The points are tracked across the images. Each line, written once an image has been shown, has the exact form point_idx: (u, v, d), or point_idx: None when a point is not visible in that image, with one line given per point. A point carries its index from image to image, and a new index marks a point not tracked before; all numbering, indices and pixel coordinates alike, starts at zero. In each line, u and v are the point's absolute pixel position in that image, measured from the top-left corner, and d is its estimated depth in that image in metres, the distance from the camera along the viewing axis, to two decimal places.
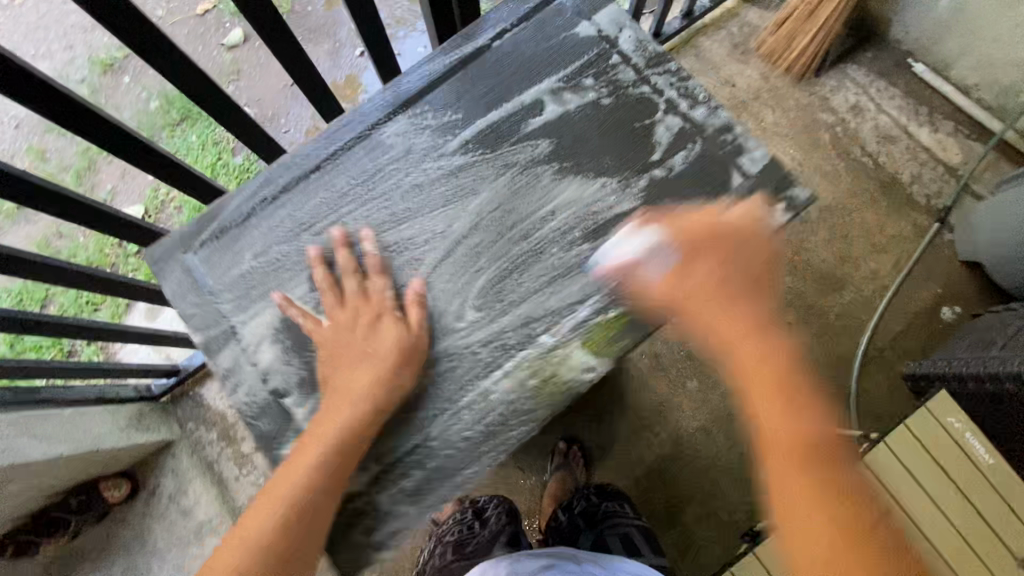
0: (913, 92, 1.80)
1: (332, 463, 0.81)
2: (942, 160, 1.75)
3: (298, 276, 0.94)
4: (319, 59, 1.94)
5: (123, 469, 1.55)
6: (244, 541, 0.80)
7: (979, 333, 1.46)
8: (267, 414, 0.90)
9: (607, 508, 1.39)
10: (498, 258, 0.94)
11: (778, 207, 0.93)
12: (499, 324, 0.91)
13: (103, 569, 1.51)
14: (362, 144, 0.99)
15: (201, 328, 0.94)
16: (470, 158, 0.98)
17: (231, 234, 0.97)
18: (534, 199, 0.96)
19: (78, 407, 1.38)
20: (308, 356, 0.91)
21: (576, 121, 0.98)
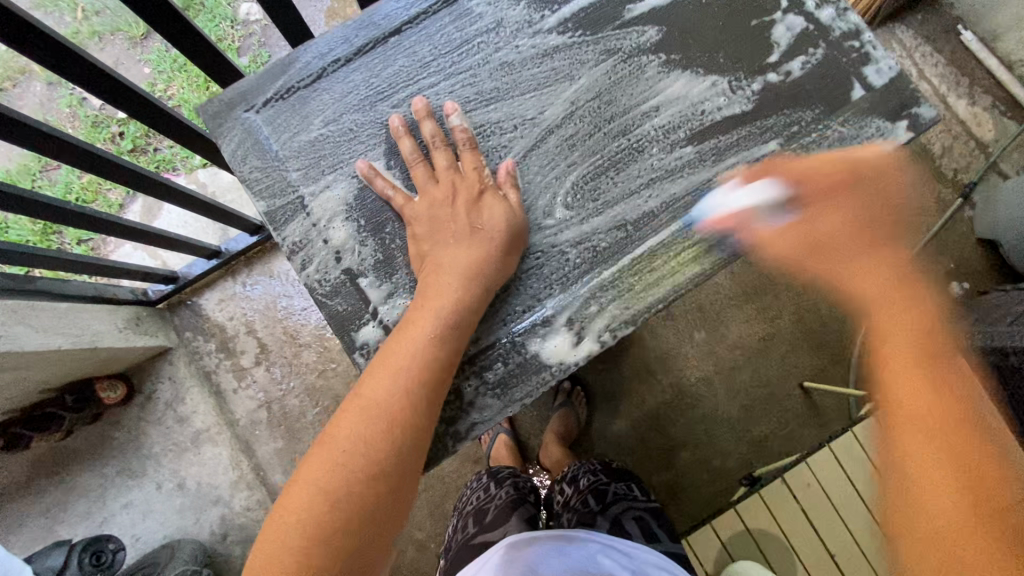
0: (957, 61, 1.75)
1: (449, 335, 0.81)
2: (974, 135, 1.72)
3: (373, 150, 0.95)
4: None
5: (119, 370, 1.51)
6: (370, 410, 0.77)
7: (986, 309, 1.48)
8: (342, 294, 0.92)
9: (616, 490, 1.21)
10: (593, 153, 0.95)
11: (897, 123, 0.93)
12: (590, 224, 0.93)
13: (97, 469, 1.50)
14: (448, 9, 0.97)
15: (267, 197, 0.95)
16: (568, 38, 0.96)
17: (298, 95, 0.97)
18: (637, 91, 0.95)
19: (74, 302, 1.31)
20: (385, 236, 0.93)
21: (687, 10, 0.96)
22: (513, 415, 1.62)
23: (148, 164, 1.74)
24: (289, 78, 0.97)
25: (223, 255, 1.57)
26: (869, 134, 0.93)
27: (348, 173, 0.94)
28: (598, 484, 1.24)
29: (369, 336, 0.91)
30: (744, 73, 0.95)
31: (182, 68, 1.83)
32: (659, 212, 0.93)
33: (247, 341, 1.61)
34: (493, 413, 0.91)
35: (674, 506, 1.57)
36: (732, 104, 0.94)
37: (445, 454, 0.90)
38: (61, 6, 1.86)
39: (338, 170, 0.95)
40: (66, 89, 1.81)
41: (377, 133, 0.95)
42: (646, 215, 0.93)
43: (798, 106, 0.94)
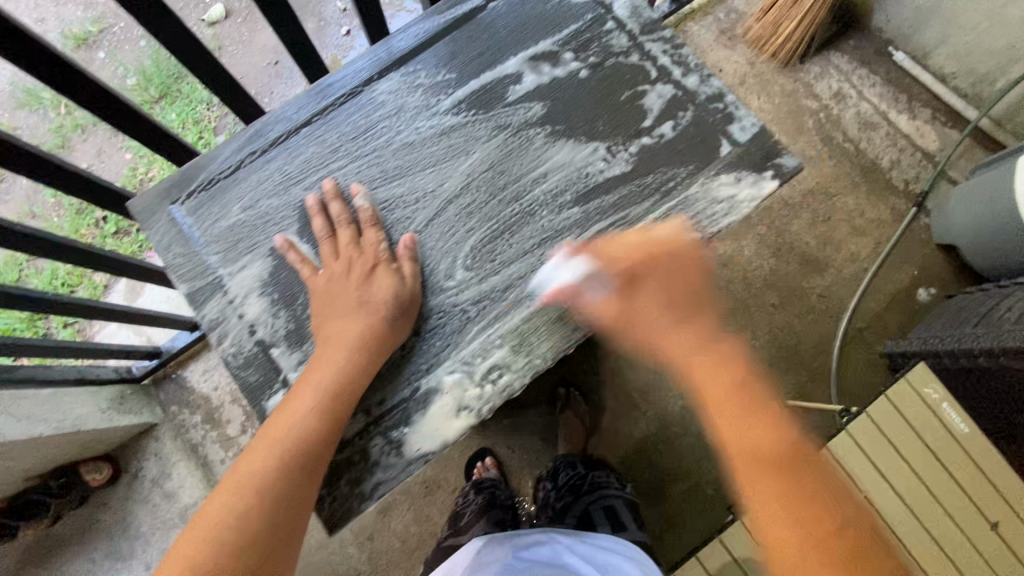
0: (894, 80, 1.84)
1: (326, 408, 0.85)
2: (920, 147, 1.79)
3: (288, 227, 1.00)
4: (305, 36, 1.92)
5: (103, 451, 1.51)
6: (259, 472, 0.82)
7: (953, 313, 1.50)
8: (253, 367, 0.95)
9: (595, 480, 1.42)
10: (487, 220, 0.99)
11: (765, 173, 0.99)
12: (488, 283, 0.97)
13: (85, 554, 1.48)
14: (352, 100, 1.05)
15: (187, 279, 0.99)
16: (462, 118, 1.03)
17: (219, 186, 1.02)
18: (526, 161, 1.01)
19: (57, 386, 1.33)
20: (296, 310, 0.97)
21: (568, 87, 1.04)
22: (499, 460, 1.61)
23: (131, 244, 1.81)
24: (206, 169, 1.03)
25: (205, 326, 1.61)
26: (743, 179, 0.99)
27: (263, 253, 0.99)
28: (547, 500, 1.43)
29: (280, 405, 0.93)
30: (626, 135, 1.01)
31: None
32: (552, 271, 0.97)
33: (233, 410, 1.63)
34: (397, 472, 0.92)
35: (669, 540, 1.55)
36: (617, 163, 1.01)
37: (351, 518, 0.91)
38: (45, 103, 1.97)
39: (255, 249, 0.99)
40: None
41: (289, 216, 1.00)
42: (538, 274, 0.97)
43: (673, 164, 1.00)
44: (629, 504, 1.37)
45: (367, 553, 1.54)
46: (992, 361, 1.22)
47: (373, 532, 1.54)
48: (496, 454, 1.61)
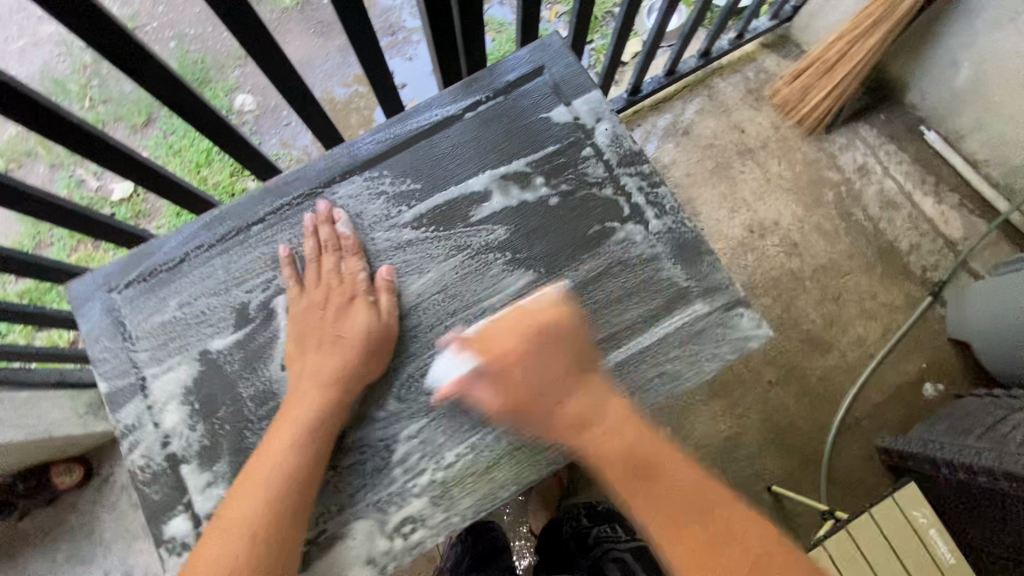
0: (922, 160, 1.78)
1: (262, 526, 0.83)
2: (943, 233, 1.72)
3: (218, 333, 1.01)
4: (330, 55, 2.05)
5: (76, 453, 1.51)
6: (237, 522, 0.83)
7: (958, 418, 1.42)
8: (159, 484, 0.96)
9: (597, 533, 1.36)
10: (431, 349, 0.98)
11: (722, 335, 0.99)
12: (421, 417, 0.96)
13: (46, 554, 1.48)
14: (311, 200, 1.06)
15: (111, 376, 1.00)
16: (420, 234, 1.04)
17: (158, 278, 1.04)
18: (479, 289, 1.01)
19: (37, 390, 1.34)
20: (212, 425, 0.97)
21: (533, 215, 1.04)
22: None
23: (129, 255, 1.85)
24: (146, 264, 1.04)
25: None
26: (721, 328, 0.99)
27: (189, 358, 1.00)
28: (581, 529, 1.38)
29: (177, 531, 0.94)
30: (584, 277, 1.01)
31: (177, 153, 1.95)
32: (490, 412, 0.95)
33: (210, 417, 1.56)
34: None
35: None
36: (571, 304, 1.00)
37: None
38: (71, 95, 2.01)
39: (184, 351, 1.01)
40: (67, 172, 1.94)
41: (223, 319, 1.01)
42: (475, 414, 0.95)
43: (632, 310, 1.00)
44: None
45: None
46: (992, 481, 1.15)
47: None
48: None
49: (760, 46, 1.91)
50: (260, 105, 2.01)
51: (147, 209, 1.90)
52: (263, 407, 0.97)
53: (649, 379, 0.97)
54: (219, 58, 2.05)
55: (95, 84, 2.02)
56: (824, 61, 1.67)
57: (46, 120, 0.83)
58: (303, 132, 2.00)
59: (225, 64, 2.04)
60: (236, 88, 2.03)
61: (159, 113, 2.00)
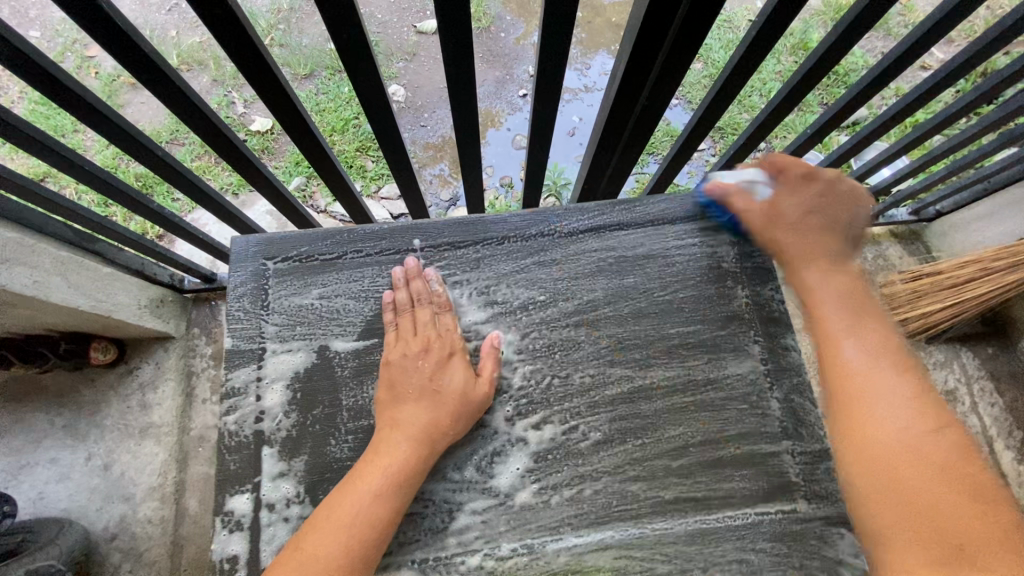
0: (1015, 410, 1.67)
1: (340, 557, 0.86)
2: (1012, 493, 1.60)
3: (344, 338, 1.11)
4: (486, 81, 2.16)
5: (118, 337, 1.58)
6: (314, 559, 0.85)
7: None
8: (239, 456, 1.05)
9: None
10: (531, 439, 1.06)
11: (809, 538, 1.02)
12: (500, 498, 1.04)
13: (48, 415, 1.54)
14: (470, 252, 1.16)
15: (237, 337, 1.11)
16: (554, 327, 1.12)
17: (311, 265, 1.15)
18: (590, 395, 1.09)
19: (116, 269, 1.40)
20: (304, 417, 1.07)
21: (663, 353, 1.11)
22: None
23: (236, 185, 1.99)
24: (301, 248, 1.15)
25: None
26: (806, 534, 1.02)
27: (308, 349, 1.10)
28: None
29: (238, 506, 1.03)
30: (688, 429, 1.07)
31: (320, 111, 2.09)
32: (560, 522, 1.03)
33: None
34: None
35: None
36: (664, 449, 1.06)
37: None
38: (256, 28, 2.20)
39: (307, 340, 1.11)
40: (222, 92, 2.11)
41: (351, 323, 1.12)
42: (548, 515, 1.03)
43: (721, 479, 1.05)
44: None
45: None
46: None
47: None
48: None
49: (889, 233, 1.88)
50: (408, 100, 2.14)
51: (273, 149, 2.04)
52: (354, 422, 1.06)
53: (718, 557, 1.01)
54: (392, 47, 2.20)
55: (281, 28, 2.21)
56: (950, 275, 1.64)
57: (245, 60, 0.90)
58: (434, 138, 2.12)
59: (394, 53, 2.20)
60: (394, 77, 2.17)
61: (321, 72, 2.16)
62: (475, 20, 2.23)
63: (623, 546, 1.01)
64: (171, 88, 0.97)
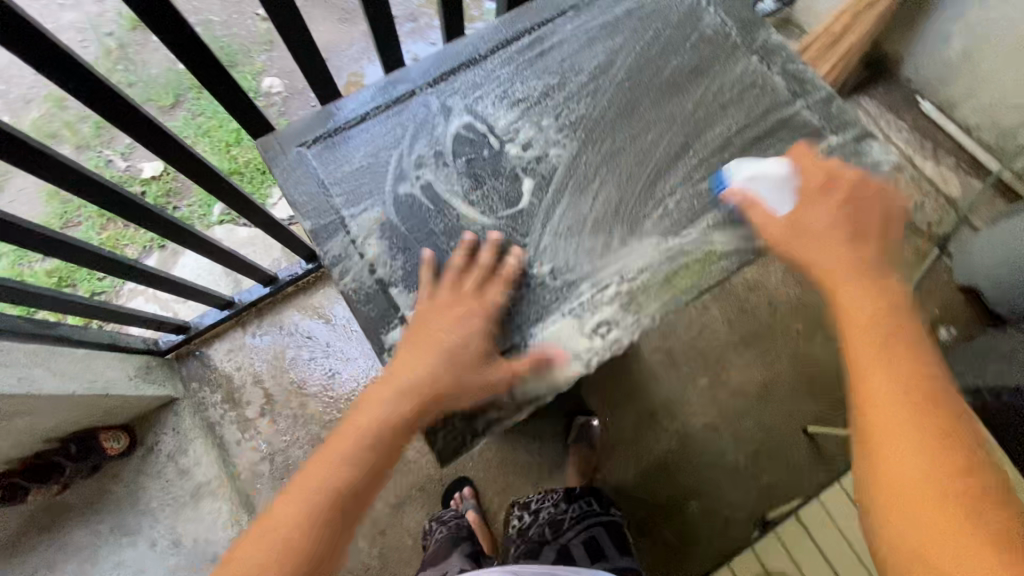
0: (919, 128, 1.91)
1: (368, 449, 0.87)
2: (943, 193, 1.85)
3: (405, 174, 1.01)
4: (355, 40, 2.08)
5: (123, 421, 1.51)
6: (348, 441, 0.88)
7: (973, 353, 1.53)
8: (373, 302, 0.94)
9: (578, 509, 1.45)
10: (602, 193, 1.00)
11: (872, 146, 1.00)
12: (612, 246, 0.97)
13: (88, 526, 1.42)
14: (468, 67, 1.07)
15: (313, 217, 0.97)
16: (581, 91, 1.05)
17: (336, 139, 1.02)
18: (639, 130, 1.03)
19: (90, 350, 1.34)
20: (413, 257, 0.96)
21: (683, 74, 1.06)
22: (517, 463, 1.61)
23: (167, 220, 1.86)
24: (329, 119, 1.03)
25: (234, 306, 1.63)
26: (879, 152, 0.98)
27: (382, 201, 0.99)
28: (556, 516, 1.45)
29: (399, 340, 0.92)
30: (739, 120, 1.03)
31: (206, 133, 1.96)
32: (677, 229, 0.97)
33: (253, 391, 1.65)
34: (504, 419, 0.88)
35: (671, 565, 1.53)
36: (734, 141, 1.01)
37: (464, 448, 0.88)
38: None
39: (376, 195, 0.99)
40: (94, 153, 1.94)
41: (399, 164, 1.01)
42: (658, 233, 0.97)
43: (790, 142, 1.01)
44: (611, 529, 1.40)
45: (378, 547, 1.53)
46: None
47: (385, 527, 1.54)
48: (478, 485, 1.58)
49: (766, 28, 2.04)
50: (288, 87, 2.03)
51: (178, 188, 1.90)
52: (454, 240, 0.97)
53: (836, 183, 0.97)
54: (245, 43, 2.07)
55: (122, 68, 2.03)
56: (828, 36, 1.81)
57: (162, 21, 0.86)
58: None
59: (251, 48, 2.07)
60: (263, 71, 2.05)
61: (187, 95, 2.01)
62: None
63: (753, 218, 0.96)
64: (100, 88, 0.87)
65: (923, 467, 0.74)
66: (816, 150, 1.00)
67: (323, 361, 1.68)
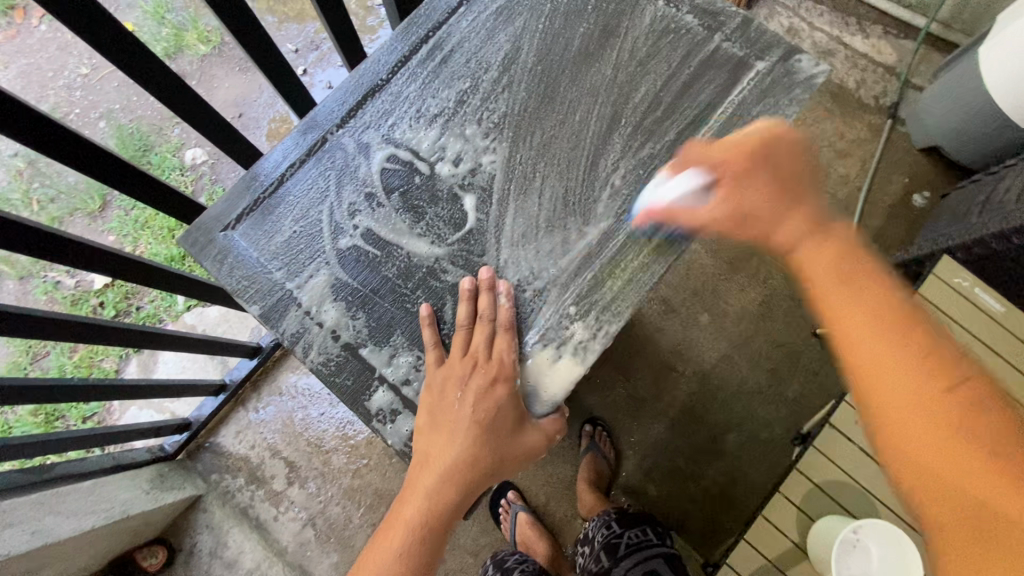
0: (839, 6, 1.89)
1: (424, 534, 0.82)
2: (880, 63, 1.83)
3: (344, 227, 0.96)
4: (263, 85, 2.00)
5: (155, 535, 1.48)
6: (404, 528, 0.83)
7: (952, 210, 1.53)
8: (346, 369, 0.91)
9: (630, 538, 1.24)
10: (545, 188, 0.97)
11: (795, 58, 0.98)
12: (571, 242, 0.94)
13: None
14: (378, 94, 1.02)
15: (258, 300, 0.94)
16: (494, 90, 1.01)
17: (265, 207, 0.97)
18: (563, 113, 1.00)
19: (94, 478, 1.30)
20: (374, 309, 0.93)
21: (592, 42, 1.02)
22: (551, 453, 1.60)
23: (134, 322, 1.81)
24: (247, 196, 0.97)
25: (228, 388, 1.59)
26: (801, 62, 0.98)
27: (326, 260, 0.95)
28: (611, 539, 1.25)
29: (381, 401, 0.90)
30: (660, 73, 1.00)
31: (145, 225, 1.90)
32: (631, 201, 0.95)
33: (275, 464, 1.62)
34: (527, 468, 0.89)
35: (726, 503, 1.53)
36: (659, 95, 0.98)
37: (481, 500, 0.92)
38: (15, 203, 1.92)
39: (319, 259, 0.95)
40: (39, 278, 1.87)
41: (336, 221, 0.97)
42: (605, 212, 0.95)
43: (715, 81, 0.98)
44: (671, 555, 1.22)
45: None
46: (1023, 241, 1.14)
47: (443, 554, 1.53)
48: (521, 486, 1.57)
49: None
50: (211, 153, 1.96)
51: (134, 288, 1.84)
52: (412, 280, 0.94)
53: (761, 112, 0.96)
54: (154, 122, 1.99)
55: (38, 184, 1.94)
56: None
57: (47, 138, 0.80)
58: None
59: (162, 126, 1.98)
60: (181, 145, 1.97)
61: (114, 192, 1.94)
62: (205, 41, 2.03)
63: None
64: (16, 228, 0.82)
65: (903, 389, 0.65)
66: (740, 87, 0.98)
67: (333, 414, 1.65)
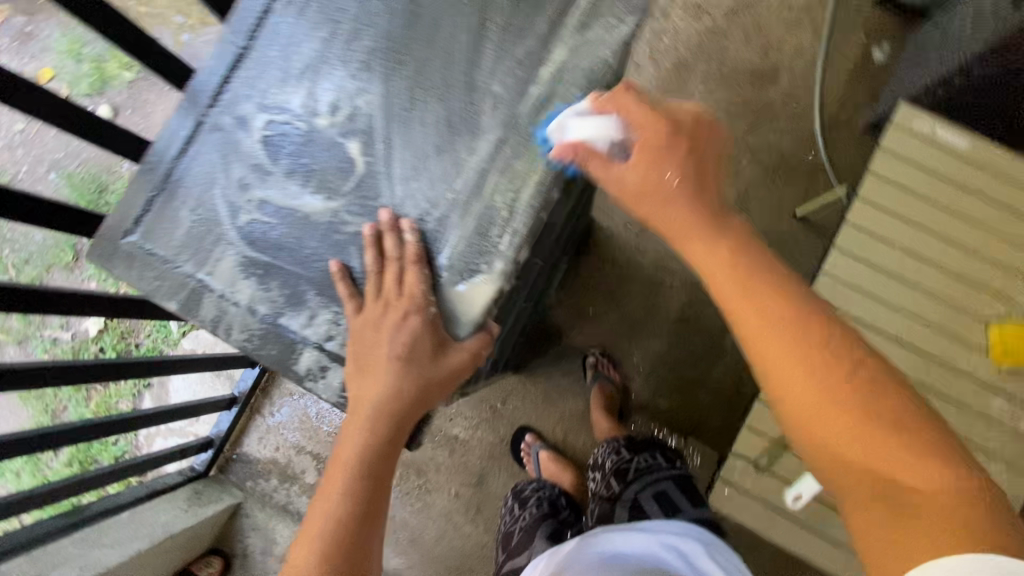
0: None
1: (365, 472, 0.87)
2: None
3: (240, 206, 0.92)
4: None
5: (207, 547, 1.56)
6: (346, 470, 0.87)
7: (911, 57, 1.46)
8: (269, 342, 0.92)
9: (638, 464, 1.26)
10: (427, 111, 0.88)
11: None
12: (461, 161, 0.87)
13: None
14: (245, 57, 0.94)
15: (173, 296, 0.93)
16: (359, 19, 0.91)
17: (160, 201, 0.94)
18: (433, 23, 0.89)
19: (133, 507, 1.39)
20: (285, 279, 0.92)
21: None
22: (559, 390, 1.63)
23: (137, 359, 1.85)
24: (143, 191, 0.95)
25: (239, 400, 1.62)
26: None
27: (230, 242, 0.92)
28: (621, 465, 1.28)
29: (309, 362, 0.92)
30: None
31: None
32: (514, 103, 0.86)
33: (302, 459, 1.67)
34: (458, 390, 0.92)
35: (736, 400, 1.56)
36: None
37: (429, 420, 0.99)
38: None
39: (222, 242, 0.92)
40: (37, 338, 1.90)
41: (229, 200, 0.92)
42: (495, 122, 0.86)
43: None
44: (680, 479, 1.21)
45: (482, 525, 1.59)
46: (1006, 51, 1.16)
47: (479, 505, 1.60)
48: (537, 428, 1.62)
49: None
50: None
51: (128, 327, 1.87)
52: (316, 242, 0.90)
53: None
54: (101, 161, 1.97)
55: (10, 249, 1.95)
56: None
57: None
58: None
59: (110, 163, 1.96)
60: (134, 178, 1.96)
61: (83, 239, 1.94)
62: (127, 66, 1.97)
63: (573, 55, 0.85)
64: None
65: (787, 364, 0.68)
66: None
67: None
